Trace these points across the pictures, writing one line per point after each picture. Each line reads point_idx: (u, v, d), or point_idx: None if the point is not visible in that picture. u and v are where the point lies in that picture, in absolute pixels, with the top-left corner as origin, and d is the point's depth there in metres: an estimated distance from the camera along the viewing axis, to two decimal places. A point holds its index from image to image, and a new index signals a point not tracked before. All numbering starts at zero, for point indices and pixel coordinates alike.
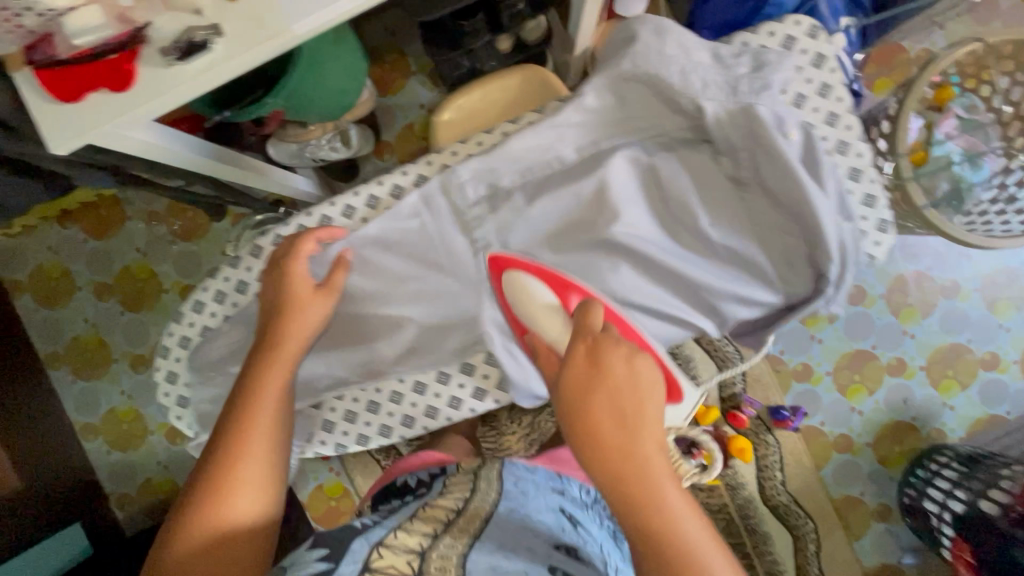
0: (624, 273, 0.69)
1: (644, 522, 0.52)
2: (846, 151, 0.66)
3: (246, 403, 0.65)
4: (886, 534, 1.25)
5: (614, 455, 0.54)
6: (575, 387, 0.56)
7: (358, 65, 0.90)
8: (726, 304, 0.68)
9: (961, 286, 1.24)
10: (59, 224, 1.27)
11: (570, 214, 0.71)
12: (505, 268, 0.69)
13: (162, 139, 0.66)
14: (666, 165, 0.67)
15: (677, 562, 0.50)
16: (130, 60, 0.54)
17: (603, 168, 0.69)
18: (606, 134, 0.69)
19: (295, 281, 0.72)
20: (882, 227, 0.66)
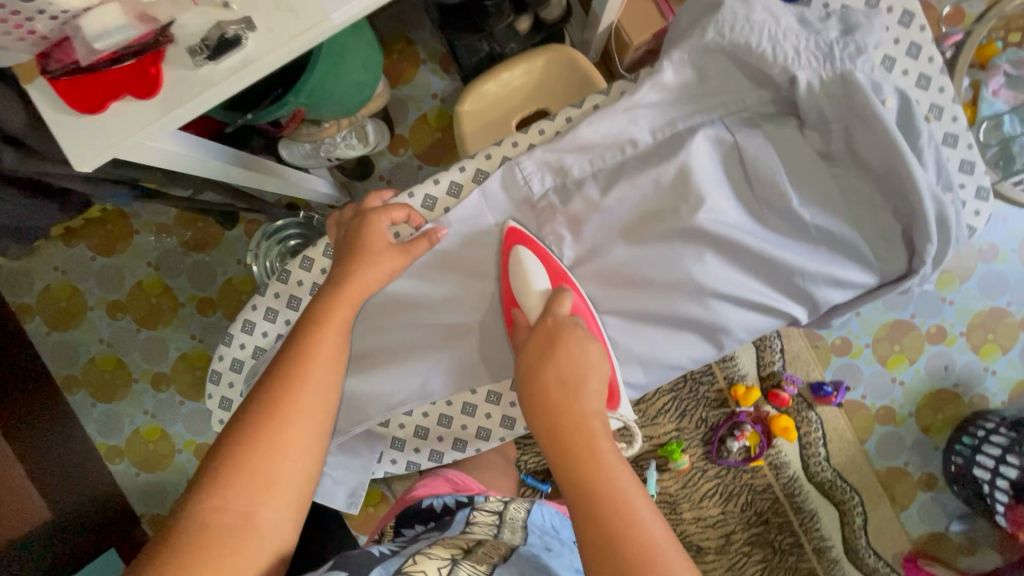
0: (711, 262, 0.64)
1: (587, 497, 0.48)
2: (940, 116, 0.64)
3: (292, 376, 0.55)
4: (933, 503, 1.24)
5: (560, 424, 0.52)
6: (536, 354, 0.56)
7: (374, 56, 0.84)
8: (819, 287, 0.64)
9: (999, 248, 1.21)
10: (65, 243, 1.22)
11: (648, 202, 0.64)
12: (517, 242, 0.66)
13: (188, 148, 0.61)
14: (751, 142, 0.63)
15: (607, 543, 0.46)
16: (156, 62, 0.49)
17: (684, 152, 0.63)
18: (685, 112, 0.64)
19: (373, 236, 0.65)
20: (981, 193, 0.65)
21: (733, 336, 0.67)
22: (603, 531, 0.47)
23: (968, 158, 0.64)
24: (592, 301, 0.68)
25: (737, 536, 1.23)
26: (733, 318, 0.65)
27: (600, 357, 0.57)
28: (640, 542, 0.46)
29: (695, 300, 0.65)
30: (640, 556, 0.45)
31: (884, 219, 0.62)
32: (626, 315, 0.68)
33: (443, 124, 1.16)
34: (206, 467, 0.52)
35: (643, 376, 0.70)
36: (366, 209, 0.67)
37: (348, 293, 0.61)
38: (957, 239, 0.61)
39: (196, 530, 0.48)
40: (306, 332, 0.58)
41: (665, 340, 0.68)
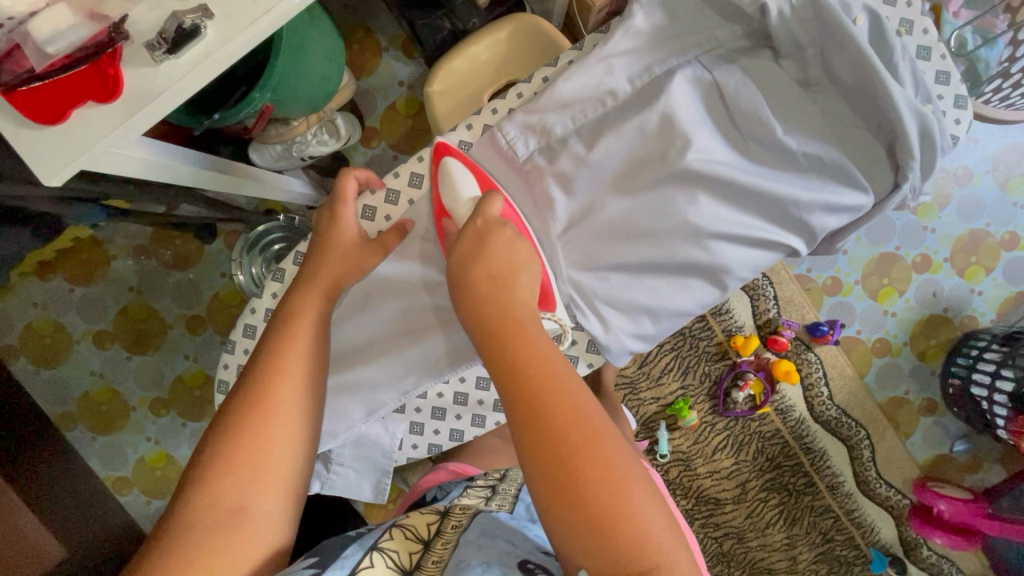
0: (704, 203, 0.62)
1: (520, 388, 0.47)
2: (912, 29, 0.63)
3: (266, 368, 0.56)
4: (935, 427, 1.27)
5: (493, 316, 0.52)
6: (465, 252, 0.55)
7: (336, 47, 0.83)
8: (815, 215, 0.61)
9: (973, 171, 1.23)
10: (40, 278, 1.19)
11: (634, 152, 0.63)
12: (444, 155, 0.65)
13: (158, 153, 0.60)
14: (729, 78, 0.61)
15: (538, 418, 0.46)
16: (114, 62, 0.47)
17: (664, 97, 0.61)
18: (660, 56, 0.63)
19: (340, 227, 0.68)
20: (960, 101, 0.63)
21: (736, 275, 0.65)
22: (537, 413, 0.46)
23: (943, 69, 0.64)
24: (591, 258, 0.66)
25: (753, 483, 1.26)
26: (734, 257, 0.64)
27: (528, 254, 0.58)
28: (576, 424, 0.46)
29: (693, 242, 0.63)
30: (576, 442, 0.46)
31: (870, 140, 0.60)
32: (627, 268, 0.66)
33: (414, 110, 1.14)
34: (192, 469, 0.51)
35: (652, 328, 0.68)
36: (333, 193, 0.70)
37: (313, 287, 0.64)
38: (944, 147, 0.59)
39: (189, 525, 0.48)
40: (282, 327, 0.60)
41: (669, 289, 0.65)
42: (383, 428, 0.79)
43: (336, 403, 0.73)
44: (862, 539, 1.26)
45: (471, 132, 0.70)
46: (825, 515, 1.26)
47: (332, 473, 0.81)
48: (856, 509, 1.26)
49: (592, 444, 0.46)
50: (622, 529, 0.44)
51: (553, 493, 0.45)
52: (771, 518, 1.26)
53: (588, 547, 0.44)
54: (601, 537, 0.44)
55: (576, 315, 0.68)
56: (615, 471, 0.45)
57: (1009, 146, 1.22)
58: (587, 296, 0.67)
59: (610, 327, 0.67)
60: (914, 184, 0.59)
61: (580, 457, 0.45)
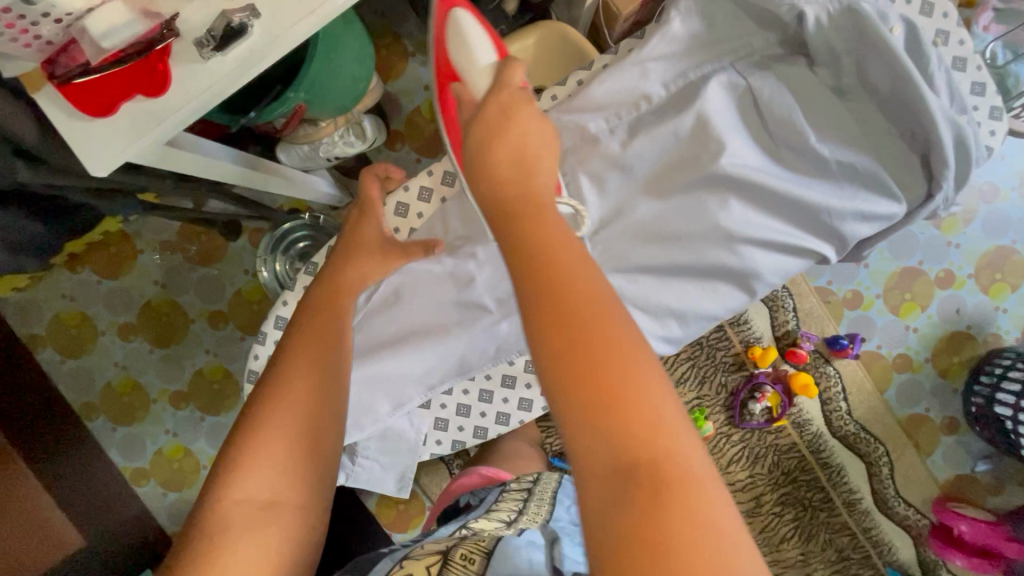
0: (736, 207, 0.62)
1: (596, 403, 0.35)
2: (948, 40, 0.63)
3: (294, 360, 0.56)
4: (957, 446, 1.25)
5: (554, 295, 0.38)
6: (486, 127, 0.48)
7: (368, 49, 0.84)
8: (846, 223, 0.61)
9: (999, 187, 1.22)
10: (69, 269, 1.21)
11: (668, 155, 0.64)
12: (454, 5, 0.67)
13: (194, 147, 0.61)
14: (763, 84, 0.62)
15: (560, 322, 0.37)
16: (162, 57, 0.49)
17: (699, 101, 0.62)
18: (695, 62, 0.64)
19: (369, 234, 0.70)
20: (995, 114, 0.63)
21: (765, 280, 0.65)
22: (564, 314, 0.37)
23: (978, 80, 0.63)
24: (619, 259, 0.67)
25: (768, 497, 1.24)
26: (763, 263, 0.64)
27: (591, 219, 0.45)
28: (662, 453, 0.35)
29: (723, 247, 0.63)
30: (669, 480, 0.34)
31: (904, 149, 0.60)
32: (655, 270, 0.66)
33: (438, 115, 1.16)
34: (221, 465, 0.51)
35: (679, 331, 0.69)
36: (363, 200, 0.72)
37: (339, 288, 0.65)
38: (978, 160, 0.58)
39: (222, 521, 0.48)
40: (310, 322, 0.61)
41: (697, 292, 0.66)
42: (408, 422, 0.79)
43: (361, 397, 0.74)
44: (879, 559, 1.24)
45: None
46: (842, 532, 1.24)
47: (357, 466, 0.81)
48: (873, 527, 1.24)
49: (621, 354, 0.36)
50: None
51: (633, 550, 0.33)
52: (785, 533, 1.24)
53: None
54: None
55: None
56: (651, 393, 0.36)
57: None
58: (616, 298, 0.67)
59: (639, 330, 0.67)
60: (946, 195, 0.58)
61: (677, 504, 0.34)
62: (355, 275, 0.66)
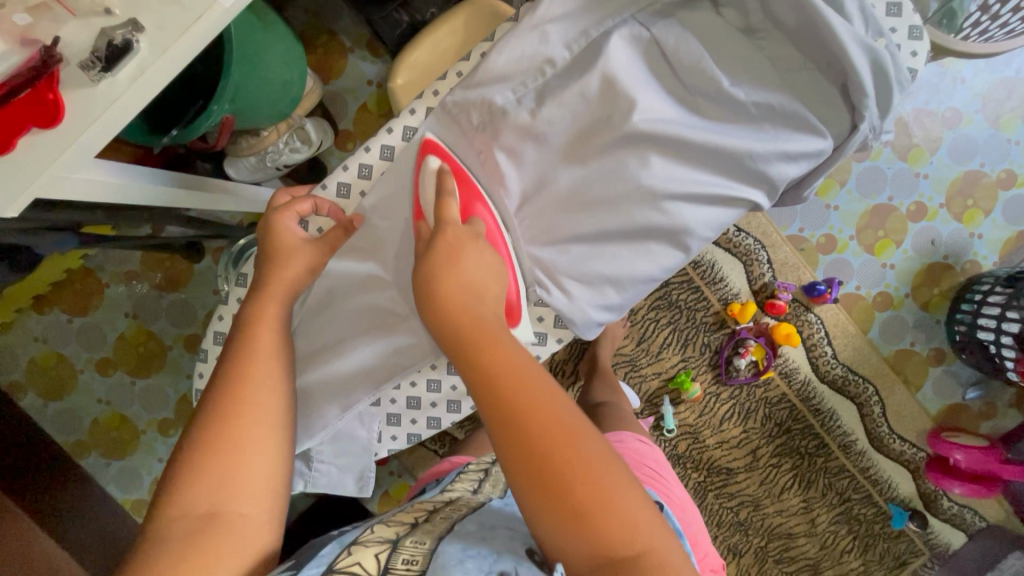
0: (656, 163, 0.60)
1: (493, 383, 0.45)
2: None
3: (238, 367, 0.56)
4: (946, 376, 1.25)
5: (459, 326, 0.49)
6: (434, 262, 0.51)
7: (296, 51, 0.82)
8: (771, 165, 0.59)
9: (962, 111, 1.20)
10: (37, 312, 1.20)
11: (580, 119, 0.62)
12: (429, 154, 0.63)
13: (119, 176, 0.61)
14: (668, 33, 0.59)
15: (513, 415, 0.44)
16: (51, 86, 0.47)
17: (602, 58, 0.60)
18: (596, 20, 0.61)
19: (284, 236, 0.65)
20: (915, 34, 0.60)
21: (698, 236, 0.63)
22: (517, 415, 0.44)
23: (893, 2, 0.61)
24: (551, 232, 0.65)
25: (763, 450, 1.26)
26: (692, 216, 0.61)
27: (497, 268, 0.54)
28: (561, 426, 0.43)
29: (649, 205, 0.61)
30: (553, 431, 0.43)
31: (820, 81, 0.57)
32: (586, 239, 0.64)
33: (386, 109, 1.13)
34: (166, 479, 0.50)
35: (618, 298, 0.66)
36: (277, 204, 0.67)
37: (271, 293, 0.62)
38: (900, 83, 0.56)
39: (162, 537, 0.46)
40: (250, 331, 0.59)
41: (632, 256, 0.64)
42: (359, 421, 0.79)
43: (320, 400, 0.74)
44: (879, 496, 1.25)
45: (415, 116, 0.70)
46: (840, 475, 1.25)
47: (315, 472, 0.81)
48: (870, 466, 1.25)
49: (569, 437, 0.43)
50: (606, 517, 0.41)
51: (528, 472, 0.43)
52: (785, 483, 1.26)
53: (573, 540, 0.41)
54: (589, 533, 0.41)
55: (539, 291, 0.67)
56: (597, 462, 0.43)
57: (997, 82, 1.19)
58: (550, 271, 0.65)
59: (579, 304, 0.65)
60: (871, 123, 0.57)
61: (562, 453, 0.42)
62: (292, 275, 0.63)
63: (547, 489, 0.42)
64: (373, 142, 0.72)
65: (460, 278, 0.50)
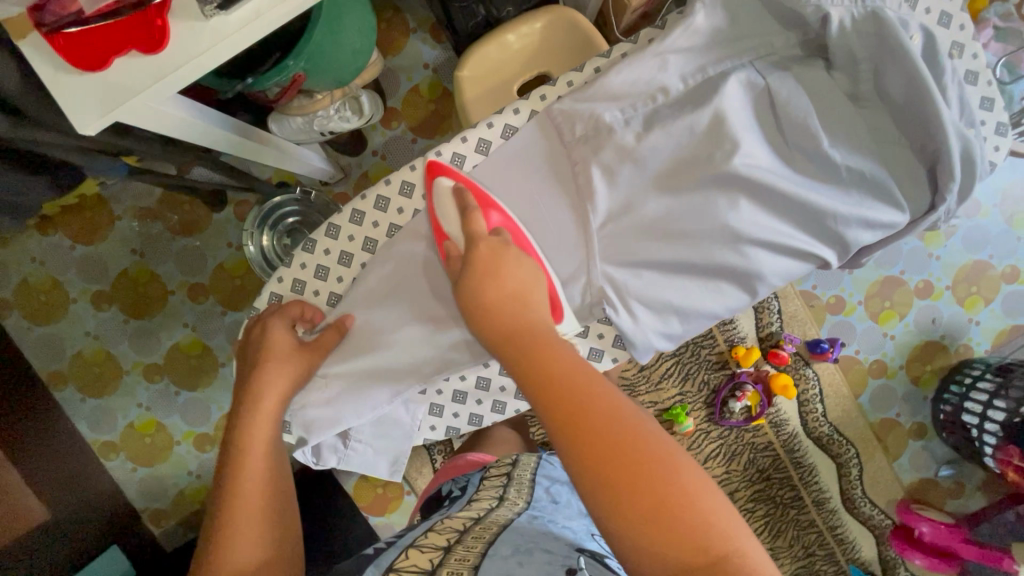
0: (745, 208, 0.61)
1: (544, 378, 0.47)
2: (961, 54, 0.63)
3: (237, 461, 0.62)
4: (923, 450, 1.31)
5: (506, 328, 0.52)
6: (477, 278, 0.55)
7: (369, 21, 0.82)
8: (850, 229, 0.61)
9: (981, 203, 1.25)
10: (41, 232, 1.16)
11: (682, 150, 0.63)
12: (438, 174, 0.68)
13: (193, 113, 0.59)
14: (782, 85, 0.61)
15: (571, 413, 0.44)
16: (161, 13, 0.46)
17: (717, 97, 0.61)
18: (714, 57, 0.63)
19: (274, 338, 0.69)
20: (1000, 129, 0.63)
21: (768, 282, 0.64)
22: (576, 410, 0.44)
23: (988, 95, 0.63)
24: (626, 254, 0.66)
25: (741, 493, 1.28)
26: (768, 264, 0.63)
27: (534, 271, 0.59)
28: (620, 425, 0.43)
29: (729, 247, 0.62)
30: (609, 416, 0.44)
31: (910, 158, 0.60)
32: (660, 266, 0.65)
33: (437, 95, 1.13)
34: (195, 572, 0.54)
35: (679, 328, 0.67)
36: (268, 310, 0.72)
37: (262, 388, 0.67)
38: (982, 175, 0.59)
39: None
40: (242, 426, 0.64)
41: (700, 291, 0.65)
42: (404, 408, 0.79)
43: (354, 370, 0.73)
44: (842, 556, 1.30)
45: (518, 116, 0.70)
46: (809, 529, 1.29)
47: (350, 449, 0.81)
48: (839, 526, 1.30)
49: (633, 434, 0.43)
50: (685, 511, 0.40)
51: (596, 474, 0.42)
52: (756, 529, 1.29)
53: (656, 546, 0.40)
54: (668, 534, 0.40)
55: (606, 309, 0.67)
56: (667, 458, 0.42)
57: (1018, 181, 1.24)
58: (621, 292, 0.66)
59: (643, 326, 0.66)
60: (948, 206, 0.59)
61: (625, 442, 0.43)
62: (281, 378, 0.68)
63: (609, 481, 0.41)
64: (470, 132, 0.71)
65: (505, 286, 0.54)
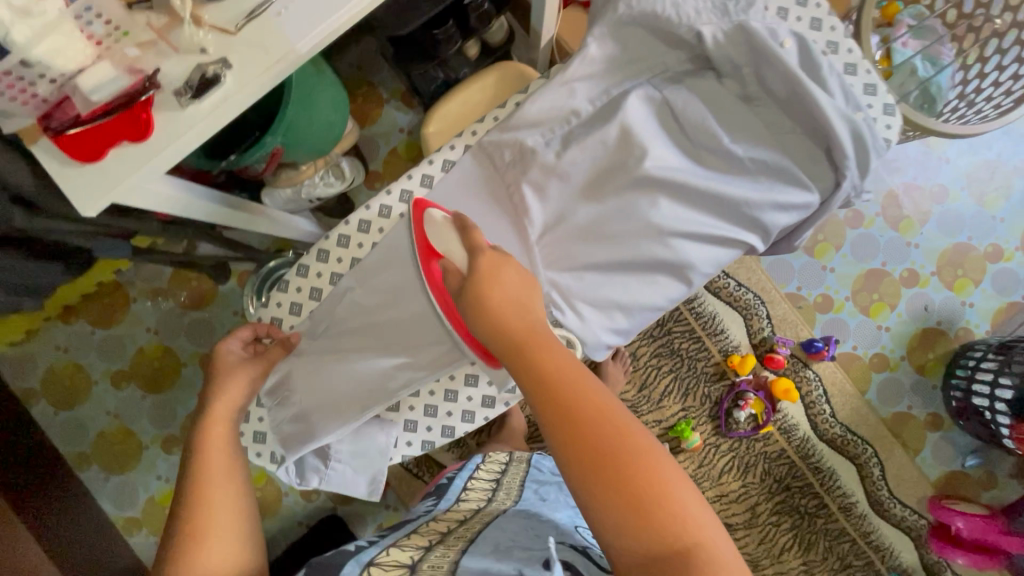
0: (664, 206, 0.67)
1: (543, 387, 0.49)
2: (837, 50, 0.68)
3: (198, 480, 0.63)
4: (944, 442, 1.28)
5: (508, 334, 0.52)
6: (473, 285, 0.54)
7: (342, 96, 0.92)
8: (765, 212, 0.66)
9: (949, 188, 1.28)
10: (64, 321, 1.25)
11: (599, 162, 0.69)
12: (427, 204, 0.69)
13: (183, 190, 0.68)
14: (678, 96, 0.68)
15: (570, 421, 0.47)
16: (146, 108, 0.55)
17: (621, 113, 0.68)
18: (616, 80, 0.70)
19: (224, 360, 0.75)
20: (888, 110, 0.67)
21: (700, 270, 0.69)
22: (574, 417, 0.47)
23: (869, 82, 0.68)
24: (566, 259, 0.71)
25: (763, 507, 1.25)
26: (695, 254, 0.68)
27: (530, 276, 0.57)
28: (615, 430, 0.47)
29: (656, 241, 0.67)
30: (620, 449, 0.46)
31: (807, 143, 0.65)
32: (598, 267, 0.70)
33: (414, 154, 1.23)
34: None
35: (626, 322, 0.72)
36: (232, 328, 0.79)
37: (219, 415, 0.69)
38: (878, 151, 0.63)
39: None
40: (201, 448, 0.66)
41: (639, 284, 0.70)
42: (379, 427, 0.81)
43: (335, 399, 0.76)
44: (882, 564, 1.25)
45: (454, 151, 0.79)
46: (841, 538, 1.25)
47: (331, 471, 0.83)
48: (871, 531, 1.25)
49: (626, 439, 0.47)
50: (665, 509, 0.45)
51: (589, 475, 0.46)
52: (785, 544, 1.25)
53: (636, 541, 0.45)
54: (650, 529, 0.45)
55: (554, 312, 0.71)
56: (656, 460, 0.47)
57: (979, 164, 1.28)
58: (566, 294, 0.70)
59: (591, 324, 0.70)
60: (852, 180, 0.64)
61: (627, 469, 0.46)
62: (231, 405, 0.71)
63: (600, 484, 0.46)
64: (414, 171, 0.80)
65: (508, 294, 0.53)
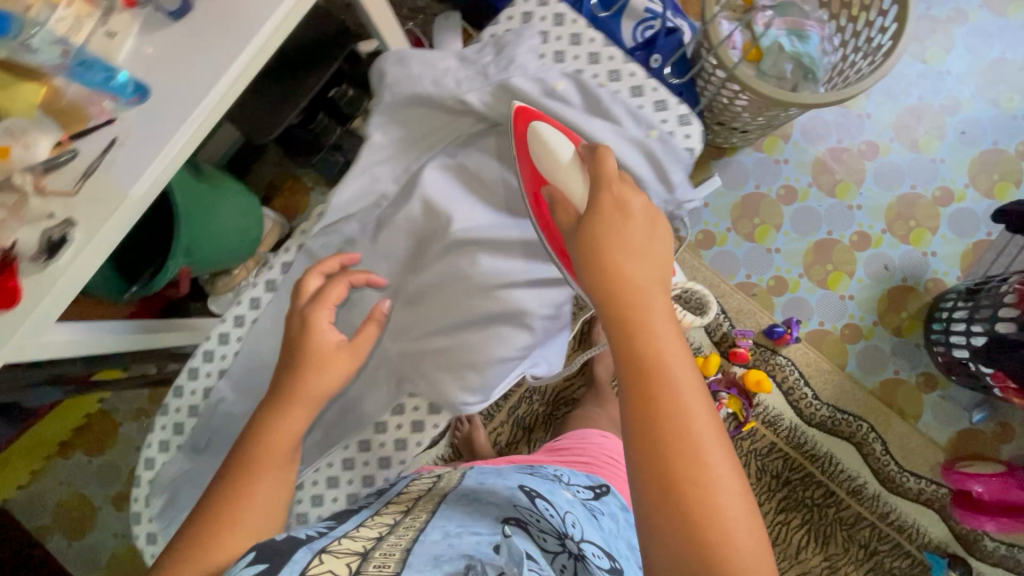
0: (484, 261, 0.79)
1: (635, 343, 0.50)
2: (619, 77, 0.77)
3: (254, 443, 0.63)
4: (944, 401, 1.20)
5: (608, 279, 0.54)
6: (592, 227, 0.57)
7: (246, 201, 1.00)
8: None
9: (878, 142, 1.25)
10: (63, 457, 1.33)
11: (416, 237, 0.83)
12: (531, 119, 0.72)
13: (80, 333, 0.71)
14: (473, 167, 0.82)
15: (646, 384, 0.48)
16: (12, 277, 0.57)
17: (418, 191, 0.81)
18: (418, 156, 0.82)
19: (317, 333, 0.70)
20: (682, 121, 0.76)
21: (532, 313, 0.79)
22: (646, 385, 0.48)
23: (659, 98, 0.77)
24: (411, 332, 0.82)
25: (766, 507, 1.19)
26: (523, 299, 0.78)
27: (653, 234, 0.57)
28: (684, 421, 0.47)
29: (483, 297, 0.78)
30: (680, 436, 0.47)
31: None
32: (442, 332, 0.80)
33: None
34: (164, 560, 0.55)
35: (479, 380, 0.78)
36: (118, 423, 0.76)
37: (280, 396, 0.67)
38: (675, 160, 0.77)
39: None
40: (266, 409, 0.66)
41: (484, 338, 0.78)
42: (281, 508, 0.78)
43: None
44: (911, 544, 1.16)
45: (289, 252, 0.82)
46: (859, 525, 1.17)
47: None
48: (890, 512, 1.17)
49: (687, 435, 0.47)
50: (702, 511, 0.45)
51: (643, 437, 0.47)
52: (800, 542, 1.18)
53: (664, 523, 0.46)
54: (681, 519, 0.45)
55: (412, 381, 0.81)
56: (709, 472, 0.46)
57: (903, 111, 1.25)
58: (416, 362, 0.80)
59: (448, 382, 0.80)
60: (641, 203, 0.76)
61: (677, 461, 0.46)
62: (324, 386, 0.68)
63: (653, 453, 0.47)
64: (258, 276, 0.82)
65: (619, 254, 0.54)
